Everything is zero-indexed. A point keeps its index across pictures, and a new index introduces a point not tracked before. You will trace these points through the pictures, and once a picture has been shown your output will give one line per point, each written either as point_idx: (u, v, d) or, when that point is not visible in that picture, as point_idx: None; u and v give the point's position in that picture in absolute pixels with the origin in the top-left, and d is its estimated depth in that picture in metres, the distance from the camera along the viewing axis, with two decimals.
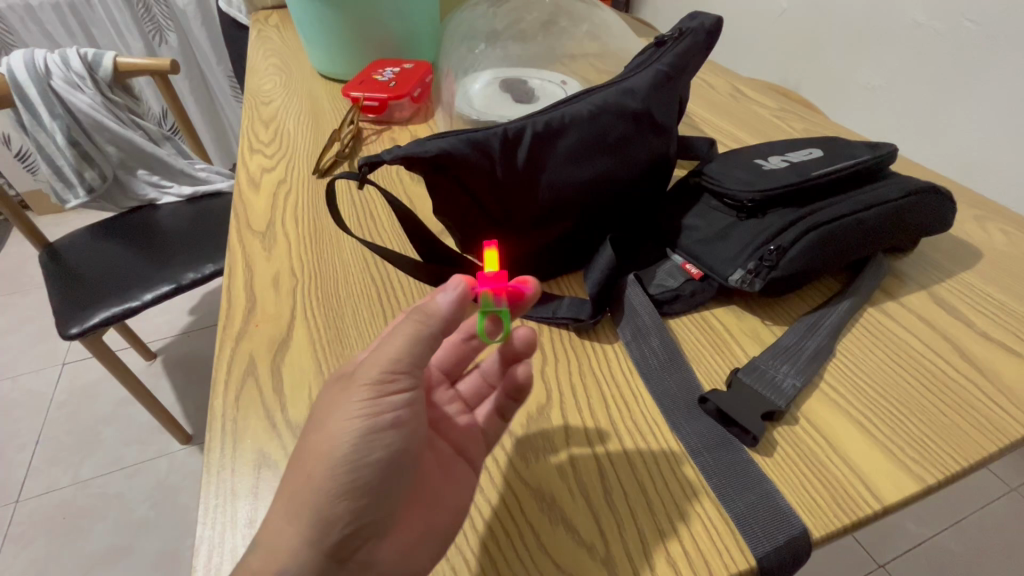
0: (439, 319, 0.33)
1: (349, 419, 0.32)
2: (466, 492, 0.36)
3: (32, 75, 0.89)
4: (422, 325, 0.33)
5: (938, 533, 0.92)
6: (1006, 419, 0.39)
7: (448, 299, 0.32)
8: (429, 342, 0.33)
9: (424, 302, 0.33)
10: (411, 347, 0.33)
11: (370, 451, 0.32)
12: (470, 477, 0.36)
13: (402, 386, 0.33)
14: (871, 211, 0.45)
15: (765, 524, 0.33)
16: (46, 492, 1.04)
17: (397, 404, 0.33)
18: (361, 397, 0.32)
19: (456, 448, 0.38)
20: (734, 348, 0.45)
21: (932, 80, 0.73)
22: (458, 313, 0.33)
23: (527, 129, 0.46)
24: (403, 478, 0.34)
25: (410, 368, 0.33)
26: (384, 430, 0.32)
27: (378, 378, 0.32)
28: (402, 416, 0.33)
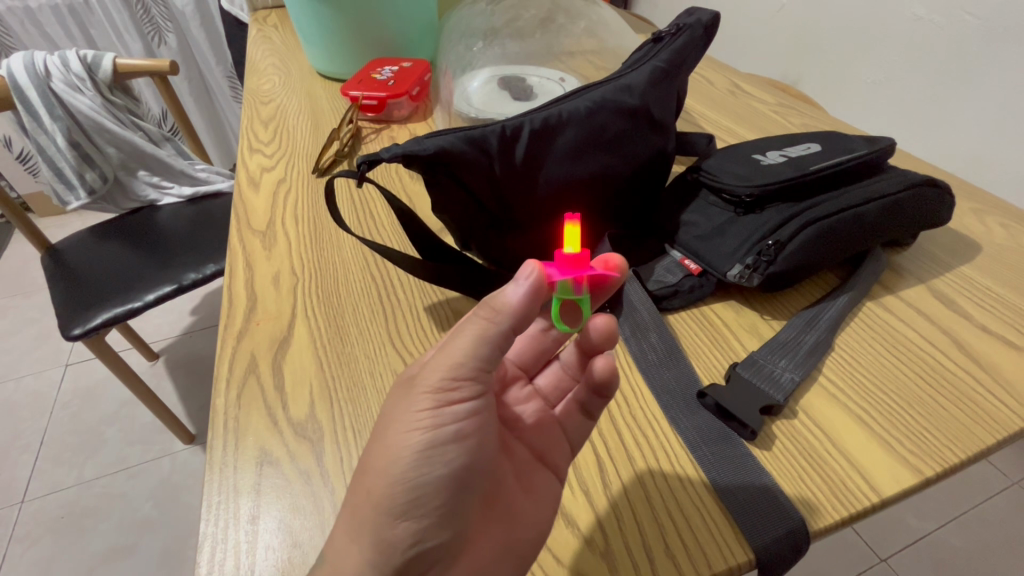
0: (510, 315, 0.31)
1: (409, 431, 0.31)
2: (547, 506, 0.34)
3: (32, 76, 0.89)
4: (488, 326, 0.32)
5: (939, 527, 0.92)
6: (1004, 411, 0.39)
7: (520, 291, 0.31)
8: (493, 345, 0.32)
9: (490, 300, 0.32)
10: (472, 352, 0.32)
11: (431, 465, 0.31)
12: (552, 487, 0.35)
13: (464, 394, 0.32)
14: (869, 206, 0.45)
15: (765, 516, 0.33)
16: (50, 492, 1.05)
17: (460, 413, 0.32)
18: (421, 407, 0.31)
19: (536, 454, 0.37)
20: (732, 342, 0.45)
21: (931, 73, 0.73)
22: (531, 306, 0.32)
23: (525, 126, 0.46)
24: (473, 492, 0.33)
25: (472, 374, 0.32)
26: (446, 443, 0.31)
27: (438, 387, 0.31)
28: (466, 426, 0.32)
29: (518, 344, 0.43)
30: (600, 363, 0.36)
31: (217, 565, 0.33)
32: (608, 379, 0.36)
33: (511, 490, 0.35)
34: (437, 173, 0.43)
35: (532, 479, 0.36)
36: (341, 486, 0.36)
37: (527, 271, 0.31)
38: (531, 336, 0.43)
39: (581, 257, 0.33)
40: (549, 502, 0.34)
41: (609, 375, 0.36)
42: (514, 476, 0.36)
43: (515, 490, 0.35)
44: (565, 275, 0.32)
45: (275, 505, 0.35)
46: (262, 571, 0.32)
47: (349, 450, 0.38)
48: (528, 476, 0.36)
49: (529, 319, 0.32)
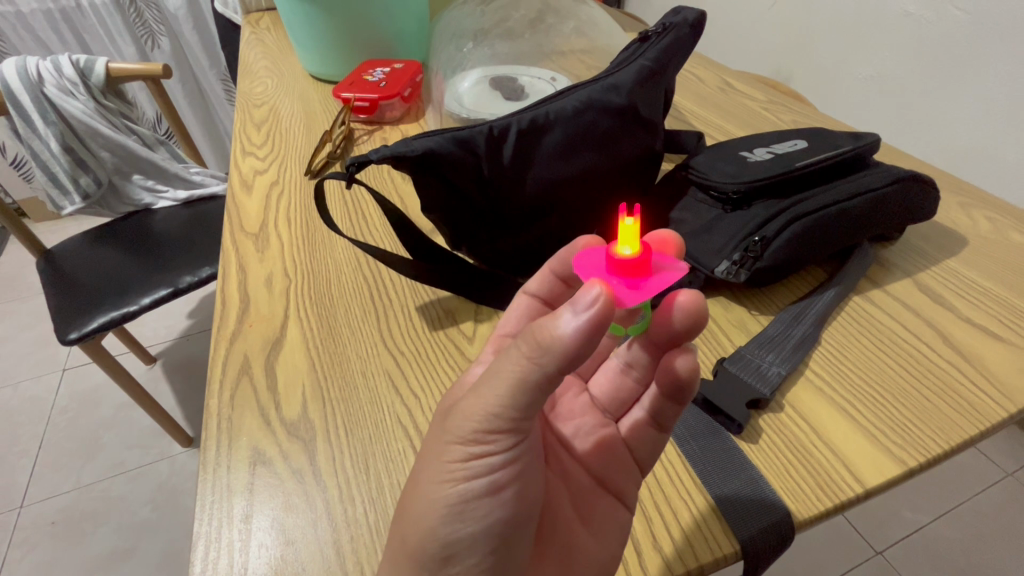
0: (557, 354, 0.27)
1: (445, 484, 0.30)
2: (610, 544, 0.33)
3: (25, 82, 0.89)
4: (529, 367, 0.27)
5: (934, 519, 0.92)
6: (988, 402, 0.40)
7: (575, 324, 0.26)
8: (533, 390, 0.28)
9: (534, 334, 0.27)
10: (505, 401, 0.28)
11: (466, 520, 0.30)
12: (619, 518, 0.34)
13: (498, 446, 0.30)
14: (854, 201, 0.46)
15: (750, 507, 0.34)
16: (49, 496, 1.05)
17: (494, 466, 0.30)
18: (452, 461, 0.30)
19: (597, 479, 0.36)
20: (721, 337, 0.45)
21: (920, 68, 0.73)
22: (586, 340, 0.27)
23: (512, 127, 0.47)
24: (522, 536, 0.32)
25: (507, 423, 0.29)
26: (479, 498, 0.30)
27: (468, 439, 0.29)
28: (501, 476, 0.30)
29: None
30: (684, 358, 0.33)
31: (211, 563, 0.33)
32: (691, 379, 0.33)
33: (568, 522, 0.35)
34: (426, 175, 0.44)
35: (590, 510, 0.35)
36: (333, 483, 0.36)
37: (592, 294, 0.26)
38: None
39: (639, 262, 0.28)
40: (612, 539, 0.33)
41: (692, 373, 0.33)
42: (572, 505, 0.36)
43: (571, 523, 0.35)
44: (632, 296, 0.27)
45: (268, 504, 0.36)
46: (256, 569, 0.33)
47: (342, 451, 0.38)
48: (586, 504, 0.35)
49: (586, 354, 0.27)
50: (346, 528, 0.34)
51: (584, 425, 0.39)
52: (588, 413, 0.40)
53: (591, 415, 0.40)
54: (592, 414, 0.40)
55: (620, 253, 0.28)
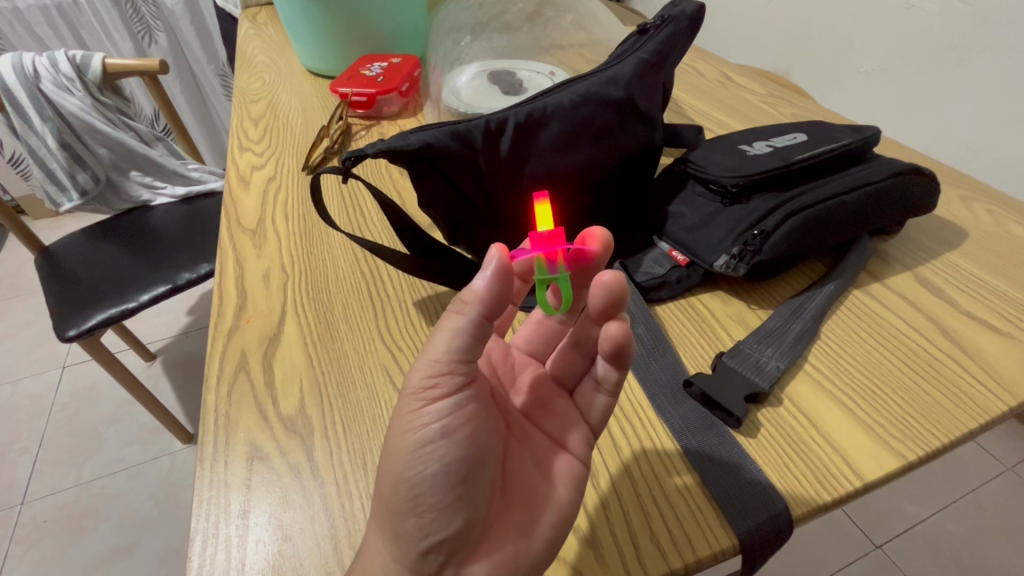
0: (477, 303, 0.30)
1: (404, 434, 0.31)
2: (571, 489, 0.34)
3: (21, 78, 0.89)
4: (458, 319, 0.31)
5: (933, 513, 0.93)
6: (988, 396, 0.39)
7: (485, 279, 0.30)
8: (469, 336, 0.31)
9: (459, 293, 0.31)
10: (446, 348, 0.31)
11: (425, 462, 0.30)
12: (574, 470, 0.35)
13: (445, 389, 0.31)
14: (853, 194, 0.46)
15: (749, 503, 0.33)
16: (49, 494, 1.05)
17: (444, 409, 0.31)
18: (410, 409, 0.31)
19: (552, 438, 0.37)
20: (720, 332, 0.45)
21: (920, 60, 0.73)
22: (500, 293, 0.31)
23: (509, 120, 0.46)
24: (484, 483, 0.33)
25: (449, 369, 0.31)
26: (434, 439, 0.31)
27: (420, 384, 0.31)
28: (452, 420, 0.31)
29: (525, 332, 0.42)
30: (614, 327, 0.34)
31: (209, 559, 0.33)
32: (625, 344, 0.34)
33: (530, 476, 0.35)
34: (423, 169, 0.43)
35: (550, 464, 0.35)
36: (331, 479, 0.36)
37: (491, 255, 0.30)
38: (535, 321, 0.42)
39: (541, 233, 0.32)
40: (571, 484, 0.34)
41: (623, 339, 0.34)
42: (532, 461, 0.36)
43: (532, 475, 0.35)
44: (534, 252, 0.32)
45: (266, 499, 0.36)
46: (254, 565, 0.33)
47: (339, 445, 0.38)
48: (549, 462, 0.36)
49: (503, 306, 0.31)
50: (343, 525, 0.34)
51: (541, 396, 0.39)
52: (544, 384, 0.40)
53: (547, 386, 0.40)
54: (547, 385, 0.40)
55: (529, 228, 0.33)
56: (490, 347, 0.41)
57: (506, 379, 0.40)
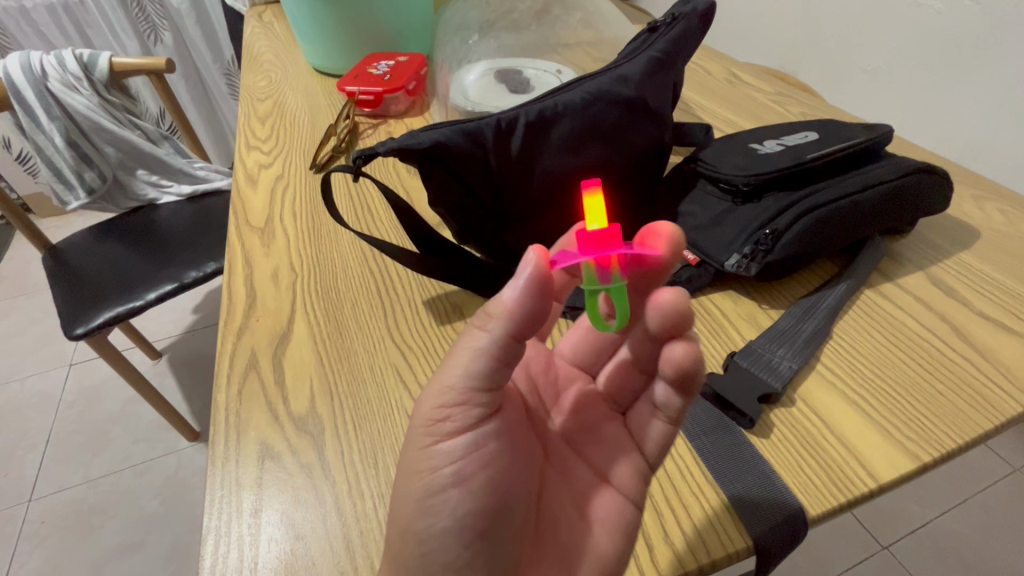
0: (505, 318, 0.29)
1: (417, 474, 0.30)
2: (616, 538, 0.32)
3: (28, 76, 0.89)
4: (480, 336, 0.29)
5: (941, 514, 0.92)
6: (1002, 397, 0.39)
7: (517, 290, 0.29)
8: (488, 359, 0.29)
9: (484, 306, 0.30)
10: (464, 373, 0.30)
11: (438, 512, 0.30)
12: (620, 514, 0.33)
13: (458, 424, 0.30)
14: (866, 192, 0.45)
15: (764, 504, 0.33)
16: (57, 491, 1.05)
17: (456, 450, 0.30)
18: (421, 446, 0.30)
19: (598, 474, 0.35)
20: (731, 332, 0.45)
21: (930, 59, 0.72)
22: (530, 307, 0.29)
23: (520, 119, 0.46)
24: (510, 530, 0.32)
25: (464, 401, 0.30)
26: (445, 486, 0.30)
27: (430, 421, 0.30)
28: (467, 464, 0.30)
29: (573, 341, 0.40)
30: (679, 347, 0.31)
31: (221, 558, 0.33)
32: (693, 370, 0.31)
33: (566, 518, 0.34)
34: (433, 168, 0.43)
35: (591, 504, 0.34)
36: (342, 479, 0.36)
37: (527, 260, 0.28)
38: (586, 329, 0.40)
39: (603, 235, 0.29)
40: (615, 530, 0.33)
41: (689, 364, 0.31)
42: (571, 499, 0.35)
43: (568, 516, 0.34)
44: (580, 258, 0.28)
45: (278, 498, 0.36)
46: (267, 563, 0.33)
47: (350, 445, 0.38)
48: (590, 500, 0.34)
49: (533, 321, 0.29)
50: (355, 524, 0.34)
51: (588, 418, 0.37)
52: (594, 403, 0.38)
53: (597, 406, 0.38)
54: (597, 405, 0.38)
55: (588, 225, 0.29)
56: (529, 357, 0.39)
57: (549, 396, 0.38)
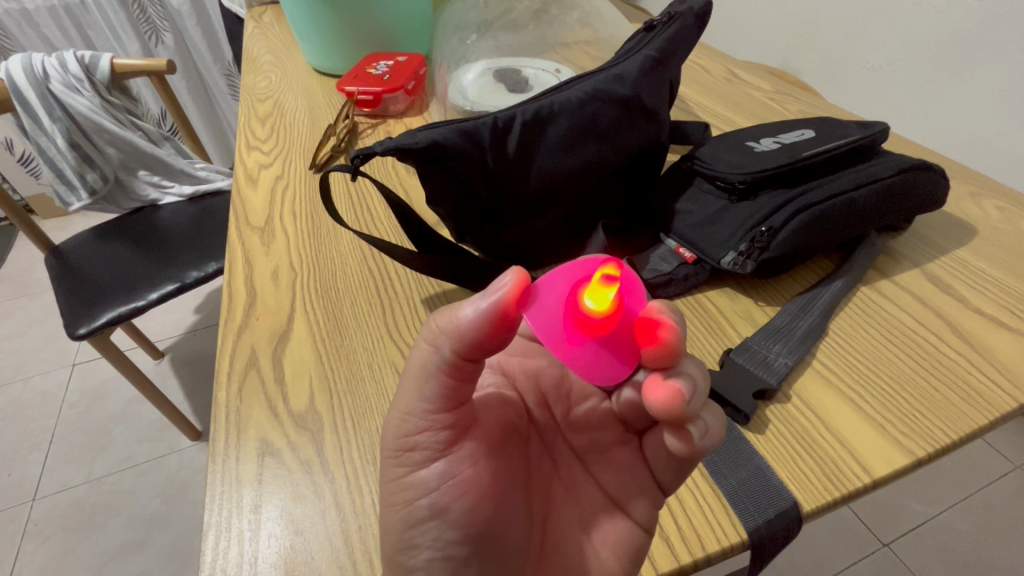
0: (454, 337, 0.28)
1: (396, 508, 0.30)
2: (624, 561, 0.32)
3: (30, 78, 0.89)
4: (431, 358, 0.29)
5: (941, 512, 0.92)
6: (996, 392, 0.39)
7: (476, 311, 0.28)
8: (439, 377, 0.29)
9: (434, 324, 0.29)
10: (420, 398, 0.30)
11: (419, 546, 0.30)
12: (632, 540, 0.33)
13: (428, 451, 0.30)
14: (862, 190, 0.46)
15: (758, 499, 0.34)
16: (60, 490, 1.06)
17: (427, 480, 0.30)
18: (394, 478, 0.31)
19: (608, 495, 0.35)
20: (728, 329, 0.45)
21: (928, 56, 0.73)
22: (476, 331, 0.28)
23: (517, 118, 0.47)
24: (504, 560, 0.31)
25: (426, 426, 0.30)
26: (423, 520, 0.30)
27: (400, 452, 0.30)
28: (443, 495, 0.30)
29: None
30: (675, 441, 0.31)
31: (222, 553, 0.34)
32: (702, 450, 0.31)
33: (571, 539, 0.34)
34: (431, 167, 0.44)
35: (596, 527, 0.34)
36: (341, 474, 0.37)
37: (502, 281, 0.28)
38: None
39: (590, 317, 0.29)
40: (621, 555, 0.33)
41: (696, 449, 0.31)
42: (577, 521, 0.35)
43: (574, 538, 0.34)
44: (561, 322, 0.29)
45: (277, 495, 0.36)
46: (266, 558, 0.33)
47: (349, 442, 0.39)
48: (597, 522, 0.34)
49: (487, 343, 0.29)
50: (354, 519, 0.34)
51: (599, 439, 0.37)
52: (606, 425, 0.37)
53: (609, 428, 0.37)
54: (609, 427, 0.37)
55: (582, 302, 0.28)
56: (541, 368, 0.39)
57: (559, 411, 0.38)
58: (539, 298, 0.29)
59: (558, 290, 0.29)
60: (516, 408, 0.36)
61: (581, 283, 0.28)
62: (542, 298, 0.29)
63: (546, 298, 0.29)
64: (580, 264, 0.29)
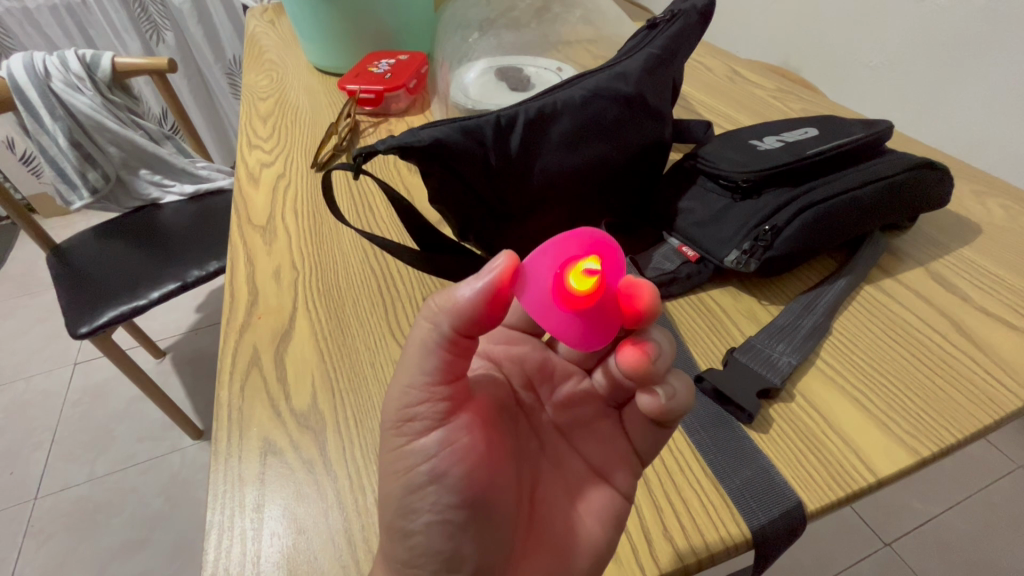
0: (452, 312, 0.28)
1: (395, 475, 0.30)
2: (607, 528, 0.33)
3: (32, 77, 0.89)
4: (429, 330, 0.29)
5: (943, 511, 0.92)
6: (1002, 391, 0.39)
7: (472, 290, 0.28)
8: (438, 350, 0.29)
9: (434, 298, 0.29)
10: (419, 368, 0.29)
11: (417, 513, 0.29)
12: (616, 507, 0.33)
13: (427, 420, 0.30)
14: (865, 188, 0.45)
15: (763, 498, 0.34)
16: (63, 489, 1.06)
17: (426, 448, 0.30)
18: (393, 446, 0.30)
19: (592, 466, 0.35)
20: (731, 327, 0.45)
21: (931, 54, 0.72)
22: (474, 309, 0.28)
23: (519, 116, 0.47)
24: (499, 527, 0.31)
25: (425, 397, 0.30)
26: (422, 486, 0.29)
27: (398, 420, 0.30)
28: (441, 461, 0.30)
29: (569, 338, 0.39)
30: (646, 399, 0.31)
31: (224, 552, 0.34)
32: (673, 412, 0.32)
33: (559, 510, 0.34)
34: (433, 165, 0.43)
35: (584, 497, 0.34)
36: (343, 473, 0.37)
37: (493, 266, 0.28)
38: None
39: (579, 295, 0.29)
40: (606, 523, 0.33)
41: (673, 410, 0.31)
42: (564, 494, 0.35)
43: (563, 508, 0.34)
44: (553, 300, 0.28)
45: (279, 494, 0.36)
46: (269, 558, 0.33)
47: (351, 441, 0.38)
48: (583, 493, 0.34)
49: (481, 323, 0.29)
50: (356, 518, 0.34)
51: (581, 414, 0.37)
52: (590, 400, 0.37)
53: (592, 403, 0.37)
54: (593, 402, 0.37)
55: (569, 280, 0.28)
56: (526, 352, 0.38)
57: (544, 391, 0.37)
58: (528, 278, 0.29)
59: (544, 269, 0.28)
60: (505, 388, 0.36)
61: (569, 261, 0.28)
62: (531, 277, 0.29)
63: (535, 277, 0.29)
64: (563, 243, 0.28)
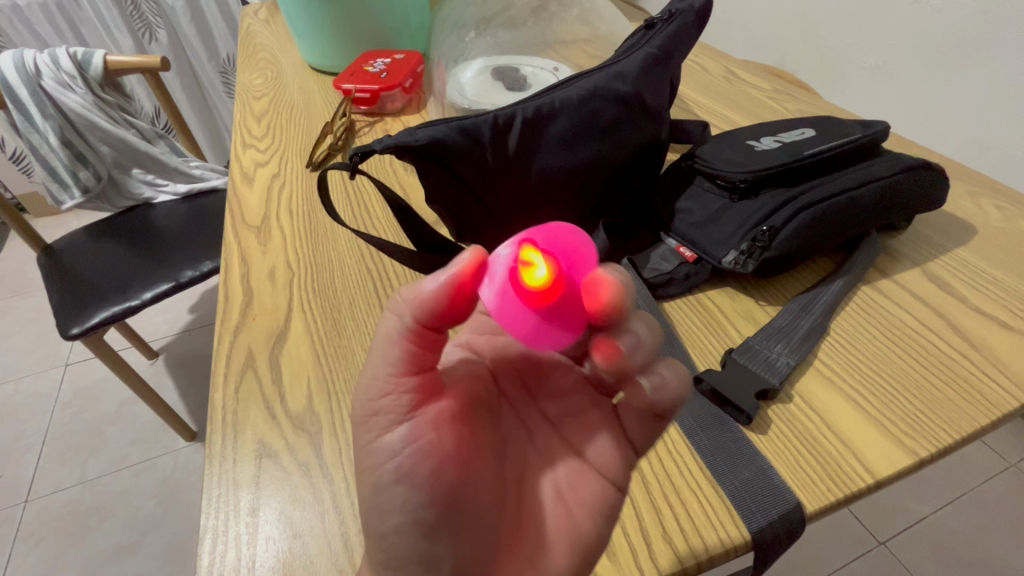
0: (413, 304, 0.28)
1: (366, 473, 0.29)
2: (597, 520, 0.32)
3: (21, 75, 0.88)
4: (390, 324, 0.29)
5: (937, 510, 0.92)
6: (996, 391, 0.39)
7: (435, 283, 0.27)
8: (400, 343, 0.29)
9: (398, 291, 0.29)
10: (383, 363, 0.29)
11: (388, 514, 0.29)
12: (608, 498, 0.33)
13: (393, 416, 0.29)
14: (862, 189, 0.46)
15: (762, 500, 0.34)
16: (54, 491, 1.05)
17: (393, 444, 0.29)
18: (362, 443, 0.30)
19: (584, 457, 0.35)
20: (730, 329, 0.45)
21: (928, 56, 0.72)
22: (438, 302, 0.28)
23: (518, 115, 0.46)
24: (477, 524, 0.30)
25: (390, 389, 0.29)
26: (389, 484, 0.29)
27: (365, 418, 0.29)
28: (407, 458, 0.29)
29: None
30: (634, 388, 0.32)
31: (219, 556, 0.33)
32: (659, 402, 0.31)
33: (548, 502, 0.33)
34: (430, 165, 0.43)
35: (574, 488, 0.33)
36: (340, 476, 0.36)
37: (458, 259, 0.28)
38: None
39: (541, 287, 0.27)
40: (596, 516, 0.32)
41: (662, 397, 0.31)
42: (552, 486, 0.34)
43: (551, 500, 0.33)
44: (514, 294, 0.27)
45: (275, 497, 0.36)
46: (264, 562, 0.33)
47: (347, 443, 0.38)
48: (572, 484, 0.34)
49: (442, 316, 0.28)
50: (352, 521, 0.34)
51: (573, 404, 0.36)
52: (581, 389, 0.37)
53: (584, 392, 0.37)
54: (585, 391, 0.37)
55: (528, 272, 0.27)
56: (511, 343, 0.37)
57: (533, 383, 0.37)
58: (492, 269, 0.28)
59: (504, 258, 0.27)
60: (486, 383, 0.35)
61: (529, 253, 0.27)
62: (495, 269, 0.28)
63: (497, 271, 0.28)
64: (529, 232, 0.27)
